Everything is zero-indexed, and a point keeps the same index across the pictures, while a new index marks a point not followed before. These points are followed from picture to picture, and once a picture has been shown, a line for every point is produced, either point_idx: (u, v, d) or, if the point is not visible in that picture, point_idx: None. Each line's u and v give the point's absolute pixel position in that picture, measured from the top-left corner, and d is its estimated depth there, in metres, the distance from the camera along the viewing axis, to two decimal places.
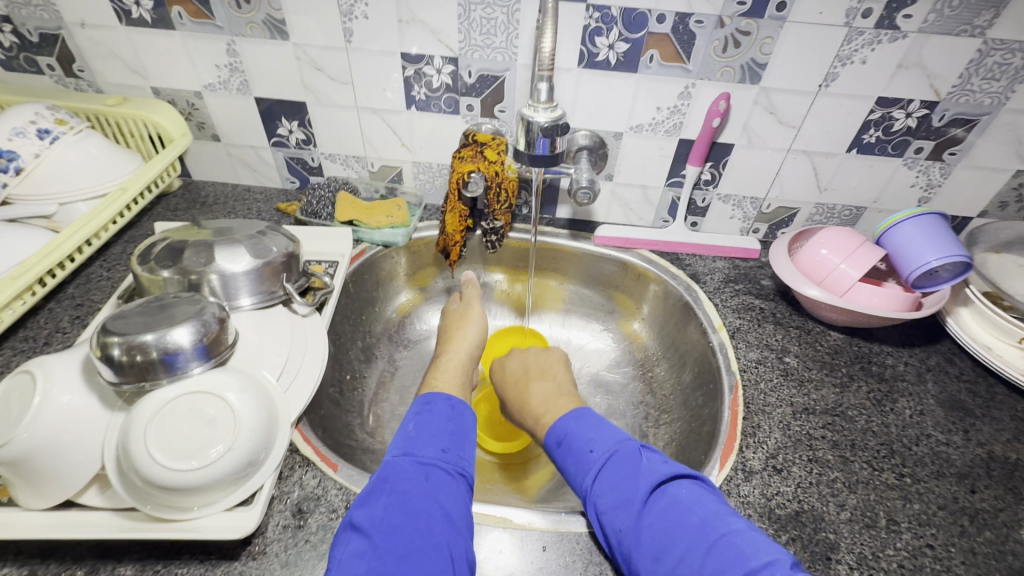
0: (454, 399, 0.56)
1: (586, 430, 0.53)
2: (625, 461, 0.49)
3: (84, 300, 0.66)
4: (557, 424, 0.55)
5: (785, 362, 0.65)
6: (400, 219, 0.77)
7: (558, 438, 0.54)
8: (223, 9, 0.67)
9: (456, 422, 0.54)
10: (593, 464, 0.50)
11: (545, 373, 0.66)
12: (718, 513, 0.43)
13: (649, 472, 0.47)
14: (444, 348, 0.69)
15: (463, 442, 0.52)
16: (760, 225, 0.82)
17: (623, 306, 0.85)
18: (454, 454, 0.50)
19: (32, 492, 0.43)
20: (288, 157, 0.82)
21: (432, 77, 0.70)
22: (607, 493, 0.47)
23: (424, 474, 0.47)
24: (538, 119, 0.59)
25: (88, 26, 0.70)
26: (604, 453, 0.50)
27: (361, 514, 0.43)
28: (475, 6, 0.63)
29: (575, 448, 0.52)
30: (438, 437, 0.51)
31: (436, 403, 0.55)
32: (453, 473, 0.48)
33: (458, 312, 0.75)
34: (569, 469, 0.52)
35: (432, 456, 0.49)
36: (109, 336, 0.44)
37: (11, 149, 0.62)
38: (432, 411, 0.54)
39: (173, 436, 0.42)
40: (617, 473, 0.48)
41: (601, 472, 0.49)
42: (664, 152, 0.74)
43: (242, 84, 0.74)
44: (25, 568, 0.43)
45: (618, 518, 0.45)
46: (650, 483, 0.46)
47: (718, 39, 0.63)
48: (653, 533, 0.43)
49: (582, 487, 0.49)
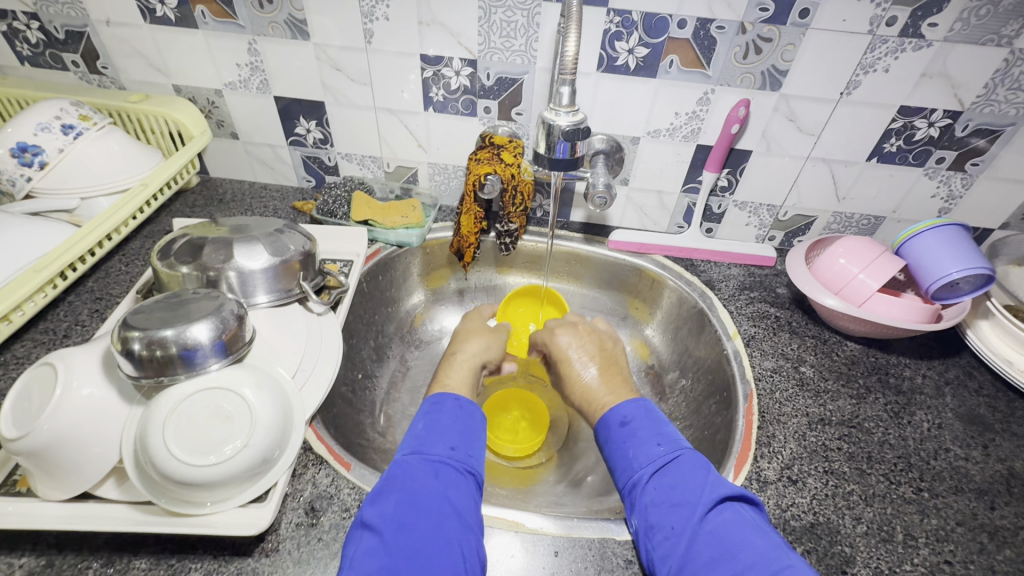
0: (463, 399, 0.56)
1: (656, 426, 0.53)
2: (691, 466, 0.49)
3: (103, 294, 0.66)
4: (624, 404, 0.56)
5: (801, 372, 0.65)
6: (415, 220, 0.77)
7: (625, 418, 0.55)
8: (246, 9, 0.67)
9: (467, 422, 0.54)
10: (658, 457, 0.50)
11: (605, 362, 0.65)
12: (777, 542, 0.42)
13: (717, 483, 0.47)
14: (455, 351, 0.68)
15: (473, 441, 0.52)
16: (776, 232, 0.81)
17: (636, 311, 0.84)
18: (463, 451, 0.50)
19: (51, 483, 0.44)
20: (305, 156, 0.83)
21: (450, 79, 0.70)
22: (662, 491, 0.48)
23: (435, 471, 0.47)
24: (558, 123, 0.59)
25: (112, 24, 0.71)
26: (670, 452, 0.50)
27: (372, 512, 0.43)
28: (496, 9, 0.63)
29: (640, 434, 0.53)
30: (447, 435, 0.51)
31: (445, 403, 0.55)
32: (462, 471, 0.48)
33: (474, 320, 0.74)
34: (627, 452, 0.52)
35: (441, 453, 0.49)
36: (129, 331, 0.45)
37: (36, 144, 0.63)
38: (442, 411, 0.54)
39: (212, 433, 0.43)
40: (683, 474, 0.48)
41: (663, 468, 0.49)
42: (681, 158, 0.74)
43: (262, 83, 0.75)
44: (42, 559, 0.44)
45: (672, 518, 0.45)
46: (717, 493, 0.45)
47: (739, 45, 0.62)
48: (711, 540, 0.43)
49: (636, 474, 0.50)
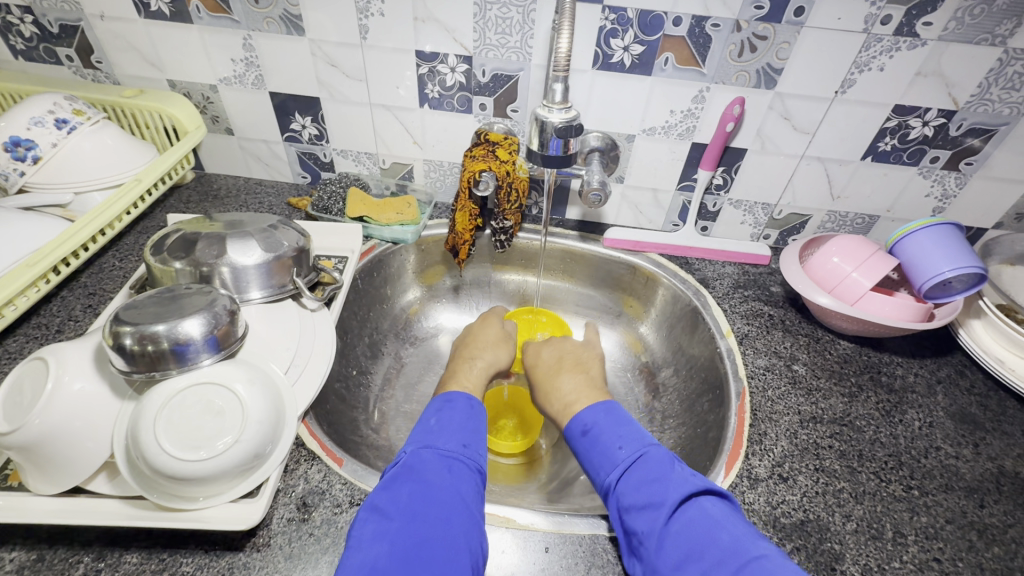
0: (475, 399, 0.57)
1: (618, 427, 0.53)
2: (655, 464, 0.49)
3: (96, 289, 0.66)
4: (585, 412, 0.55)
5: (793, 370, 0.65)
6: (410, 216, 0.77)
7: (586, 426, 0.55)
8: (241, 4, 0.67)
9: (474, 421, 0.54)
10: (623, 460, 0.50)
11: (574, 366, 0.65)
12: (743, 533, 0.42)
13: (681, 480, 0.46)
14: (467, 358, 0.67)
15: (480, 439, 0.52)
16: (771, 231, 0.82)
17: (630, 309, 0.84)
18: (474, 450, 0.50)
19: (42, 478, 0.44)
20: (300, 152, 0.83)
21: (445, 75, 0.70)
22: (631, 492, 0.47)
23: (448, 465, 0.47)
24: (551, 120, 0.59)
25: (107, 18, 0.70)
26: (634, 452, 0.50)
27: (384, 498, 0.44)
28: (491, 5, 0.63)
29: (603, 440, 0.53)
30: (460, 433, 0.51)
31: (457, 401, 0.55)
32: (473, 469, 0.49)
33: (486, 324, 0.74)
34: (593, 459, 0.52)
35: (455, 450, 0.49)
36: (121, 326, 0.45)
37: (29, 139, 0.63)
38: (454, 409, 0.54)
39: (197, 431, 0.43)
40: (646, 474, 0.48)
41: (628, 470, 0.49)
42: (676, 156, 0.74)
43: (257, 79, 0.74)
44: (33, 553, 0.44)
45: (641, 520, 0.45)
46: (678, 492, 0.45)
47: (734, 43, 0.62)
48: (678, 540, 0.43)
49: (607, 480, 0.50)
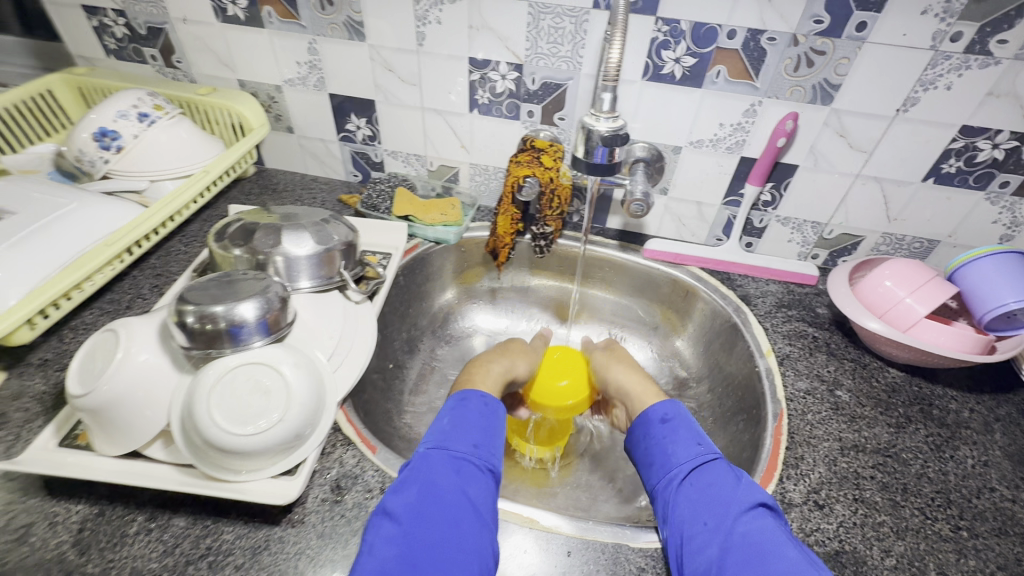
0: (489, 398, 0.59)
1: (695, 428, 0.56)
2: (728, 469, 0.50)
3: (163, 270, 0.72)
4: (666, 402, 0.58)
5: (836, 395, 0.62)
6: (454, 218, 0.79)
7: (665, 415, 0.57)
8: (309, 11, 0.71)
9: (491, 422, 0.56)
10: (697, 456, 0.52)
11: (624, 360, 0.72)
12: (809, 555, 0.43)
13: (751, 490, 0.48)
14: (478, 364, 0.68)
15: (494, 440, 0.54)
16: (820, 251, 0.79)
17: (667, 322, 0.83)
18: (485, 449, 0.52)
19: (107, 440, 0.48)
20: (353, 152, 0.87)
21: (496, 82, 0.72)
22: (699, 488, 0.49)
23: (456, 468, 0.49)
24: (598, 128, 0.59)
25: (189, 22, 0.76)
26: (709, 453, 0.52)
27: (395, 501, 0.45)
28: (545, 15, 0.64)
29: (680, 432, 0.55)
30: (471, 433, 0.53)
31: (471, 400, 0.57)
32: (484, 469, 0.51)
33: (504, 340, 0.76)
34: (666, 447, 0.55)
35: (464, 450, 0.51)
36: (184, 304, 0.48)
37: (115, 130, 0.68)
38: (467, 407, 0.56)
39: (250, 407, 0.46)
40: (718, 474, 0.50)
41: (702, 466, 0.51)
42: (724, 169, 0.73)
43: (319, 81, 0.78)
44: (94, 508, 0.47)
45: (708, 515, 0.47)
46: (752, 499, 0.47)
47: (791, 57, 0.61)
48: (744, 542, 0.44)
49: (675, 471, 0.52)
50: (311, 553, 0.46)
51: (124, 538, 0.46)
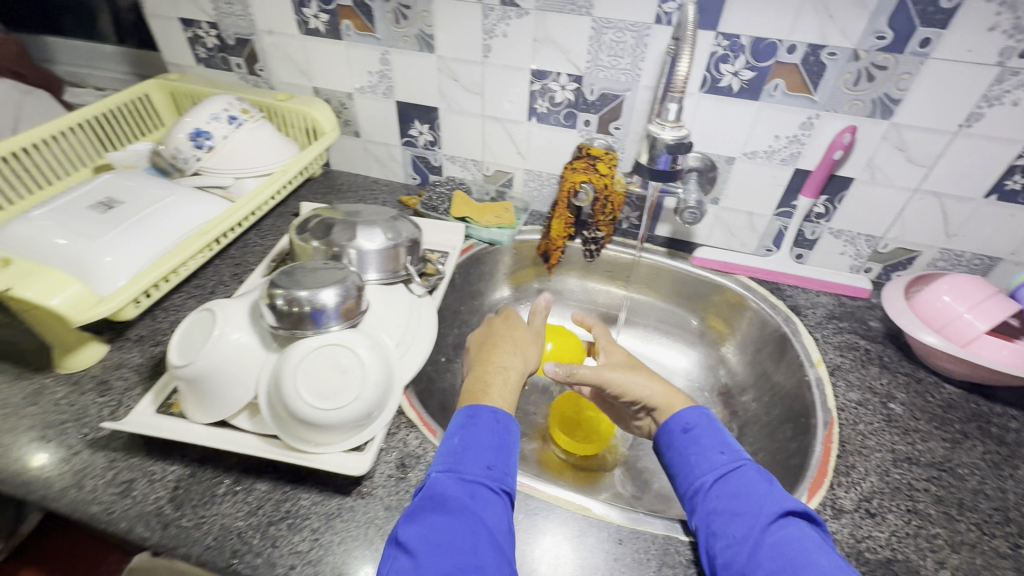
0: (501, 411, 0.51)
1: (718, 432, 0.52)
2: (754, 475, 0.48)
3: (242, 260, 0.78)
4: (688, 411, 0.54)
5: (889, 408, 0.62)
6: (508, 221, 0.83)
7: (687, 424, 0.54)
8: (385, 25, 0.76)
9: (503, 439, 0.49)
10: (721, 465, 0.49)
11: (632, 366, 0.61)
12: (841, 563, 0.41)
13: (779, 497, 0.46)
14: (484, 363, 0.58)
15: (509, 460, 0.48)
16: (873, 264, 0.79)
17: (713, 329, 0.84)
18: (499, 470, 0.47)
19: (201, 408, 0.53)
20: (414, 156, 0.92)
21: (556, 92, 0.75)
22: (725, 500, 0.47)
23: (470, 492, 0.45)
24: (663, 137, 0.62)
25: (274, 33, 0.83)
26: (733, 460, 0.50)
27: (409, 531, 0.42)
28: (607, 30, 0.68)
29: (703, 441, 0.52)
30: (483, 453, 0.48)
31: (480, 417, 0.50)
32: (498, 491, 0.46)
33: (503, 322, 0.65)
34: (688, 457, 0.52)
35: (477, 473, 0.46)
36: (275, 288, 0.53)
37: (208, 131, 0.75)
38: (477, 426, 0.49)
39: (329, 385, 0.50)
40: (743, 483, 0.48)
41: (725, 476, 0.49)
42: (777, 181, 0.74)
43: (387, 89, 0.84)
44: (188, 469, 0.52)
45: (734, 526, 0.45)
46: (779, 508, 0.45)
47: (850, 72, 0.62)
48: (774, 553, 0.42)
49: (698, 481, 0.50)
50: (379, 523, 0.49)
51: (214, 497, 0.50)
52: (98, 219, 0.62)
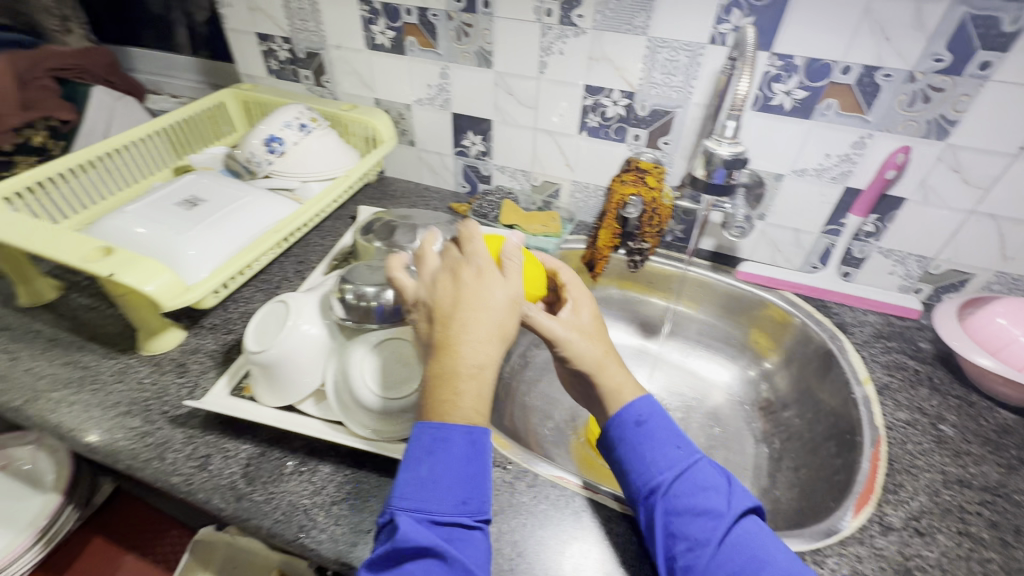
0: (476, 429, 0.43)
1: (670, 425, 0.51)
2: (709, 472, 0.48)
3: (304, 258, 0.83)
4: (642, 402, 0.52)
5: (940, 429, 0.62)
6: (554, 229, 0.86)
7: (641, 417, 0.51)
8: (447, 42, 0.81)
9: (476, 464, 0.42)
10: (677, 462, 0.48)
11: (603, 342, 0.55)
12: (794, 557, 0.43)
13: (736, 496, 0.46)
14: (453, 350, 0.43)
15: (484, 484, 0.43)
16: (924, 285, 0.78)
17: (756, 344, 0.85)
18: (474, 499, 0.42)
19: (272, 393, 0.57)
20: (466, 165, 0.96)
21: (607, 108, 0.78)
22: (684, 498, 0.46)
23: (445, 535, 0.40)
24: (720, 152, 0.63)
25: (342, 48, 0.89)
26: (688, 456, 0.49)
27: None
28: (662, 49, 0.70)
29: (658, 436, 0.50)
30: (457, 485, 0.41)
31: (450, 443, 0.42)
32: (473, 523, 0.42)
33: (477, 278, 0.46)
34: (644, 455, 0.49)
35: (451, 511, 0.41)
36: (345, 284, 0.58)
37: (281, 137, 0.81)
38: (448, 454, 0.41)
39: (389, 374, 0.53)
40: (702, 481, 0.47)
41: (683, 473, 0.47)
42: (826, 198, 0.75)
43: (444, 101, 0.88)
44: (258, 448, 0.56)
45: (695, 527, 0.44)
46: (740, 508, 0.45)
47: (905, 93, 0.63)
48: (733, 553, 0.43)
49: (655, 480, 0.47)
50: None
51: (282, 476, 0.54)
52: (184, 215, 0.68)
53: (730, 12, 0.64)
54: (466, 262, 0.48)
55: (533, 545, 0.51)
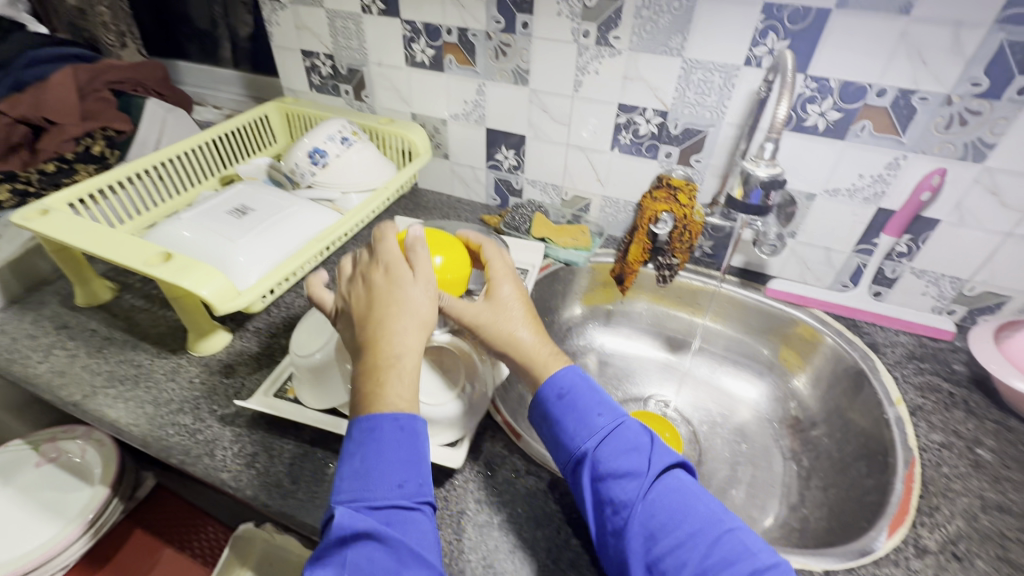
0: (403, 416, 0.47)
1: (591, 391, 0.53)
2: (632, 433, 0.50)
3: None
4: (562, 374, 0.53)
5: (976, 453, 0.61)
6: (584, 243, 0.88)
7: (563, 389, 0.52)
8: (485, 60, 0.84)
9: (409, 449, 0.46)
10: (600, 428, 0.50)
11: (524, 318, 0.57)
12: (712, 506, 0.45)
13: (656, 453, 0.48)
14: (369, 346, 0.49)
15: (421, 468, 0.46)
16: (957, 307, 0.78)
17: (784, 361, 0.85)
18: (413, 482, 0.45)
19: (316, 395, 0.59)
20: (497, 178, 0.98)
21: (640, 125, 0.80)
22: (610, 461, 0.48)
23: (386, 519, 0.43)
24: (758, 173, 0.65)
25: (382, 65, 0.92)
26: (612, 421, 0.50)
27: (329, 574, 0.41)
28: (696, 70, 0.72)
29: (581, 405, 0.51)
30: (392, 469, 0.45)
31: (379, 431, 0.45)
32: (414, 504, 0.45)
33: (386, 279, 0.52)
34: (569, 426, 0.51)
35: (388, 495, 0.44)
36: None
37: (324, 150, 0.84)
38: (379, 443, 0.45)
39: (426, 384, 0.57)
40: (623, 442, 0.49)
41: (606, 437, 0.49)
42: (858, 218, 0.75)
43: (479, 117, 0.91)
44: (301, 448, 0.59)
45: (621, 488, 0.46)
46: (660, 466, 0.47)
47: (942, 116, 0.64)
48: (654, 509, 0.45)
49: (583, 448, 0.49)
50: (471, 513, 0.55)
51: (325, 476, 0.56)
52: (235, 223, 0.72)
53: (766, 36, 0.66)
54: (375, 266, 0.54)
55: (566, 551, 0.52)
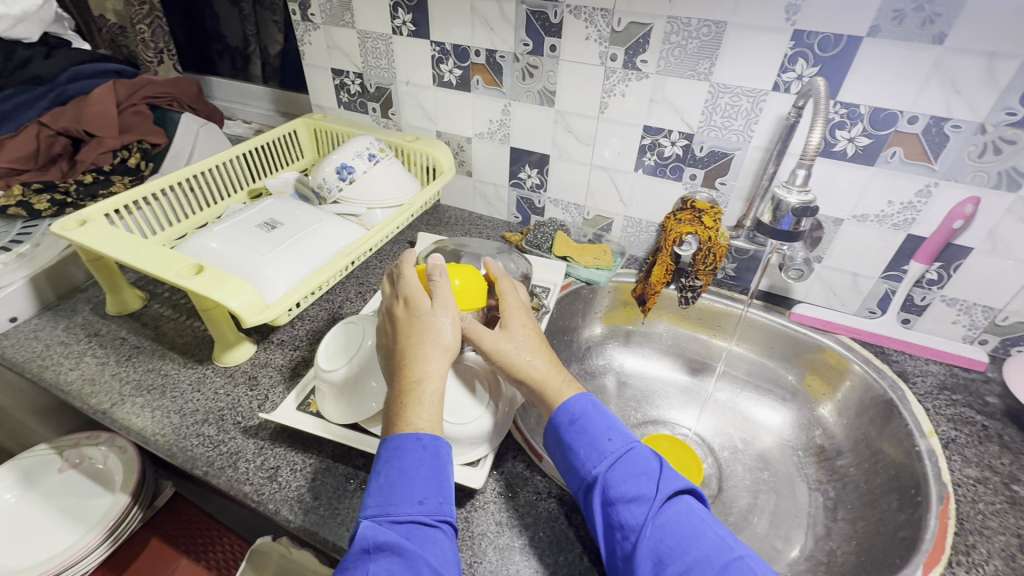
0: (426, 435, 0.47)
1: (602, 417, 0.52)
2: (642, 458, 0.49)
3: (364, 280, 0.87)
4: (572, 401, 0.53)
5: (1013, 490, 0.59)
6: (606, 263, 0.87)
7: (573, 415, 0.52)
8: (512, 80, 0.85)
9: (433, 468, 0.45)
10: (611, 452, 0.49)
11: (537, 347, 0.56)
12: (722, 534, 0.44)
13: (666, 478, 0.47)
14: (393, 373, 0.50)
15: (444, 486, 0.45)
16: (990, 336, 0.76)
17: (810, 387, 0.83)
18: (435, 500, 0.44)
19: (338, 410, 0.59)
20: (519, 196, 0.99)
21: (665, 147, 0.80)
22: (620, 486, 0.47)
23: (406, 534, 0.42)
24: (789, 200, 0.65)
25: (410, 84, 0.94)
26: (623, 445, 0.50)
27: None
28: (723, 94, 0.72)
29: (591, 430, 0.51)
30: (414, 486, 0.44)
31: (404, 449, 0.46)
32: (435, 522, 0.44)
33: (407, 308, 0.53)
34: (578, 450, 0.50)
35: (411, 511, 0.43)
36: None
37: (352, 166, 0.86)
38: (404, 460, 0.45)
39: (457, 400, 0.57)
40: (633, 468, 0.48)
41: (615, 462, 0.48)
42: (887, 244, 0.74)
43: (504, 136, 0.92)
44: (324, 463, 0.59)
45: (630, 513, 0.45)
46: (668, 491, 0.46)
47: (975, 145, 0.63)
48: (661, 534, 0.44)
49: (592, 473, 0.49)
50: (492, 536, 0.54)
51: (346, 492, 0.56)
52: (265, 237, 0.73)
53: (795, 62, 0.66)
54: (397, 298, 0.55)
55: None
